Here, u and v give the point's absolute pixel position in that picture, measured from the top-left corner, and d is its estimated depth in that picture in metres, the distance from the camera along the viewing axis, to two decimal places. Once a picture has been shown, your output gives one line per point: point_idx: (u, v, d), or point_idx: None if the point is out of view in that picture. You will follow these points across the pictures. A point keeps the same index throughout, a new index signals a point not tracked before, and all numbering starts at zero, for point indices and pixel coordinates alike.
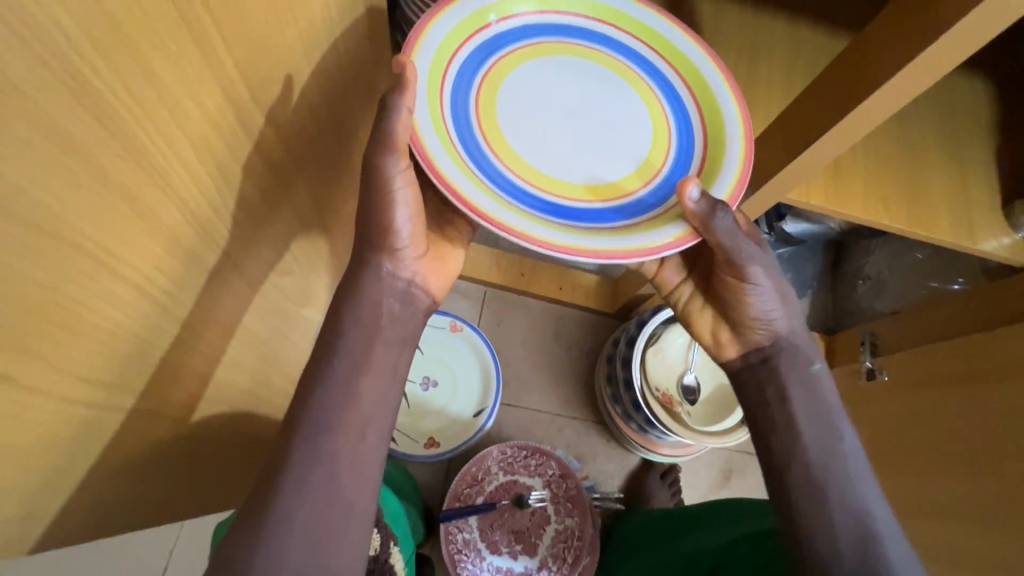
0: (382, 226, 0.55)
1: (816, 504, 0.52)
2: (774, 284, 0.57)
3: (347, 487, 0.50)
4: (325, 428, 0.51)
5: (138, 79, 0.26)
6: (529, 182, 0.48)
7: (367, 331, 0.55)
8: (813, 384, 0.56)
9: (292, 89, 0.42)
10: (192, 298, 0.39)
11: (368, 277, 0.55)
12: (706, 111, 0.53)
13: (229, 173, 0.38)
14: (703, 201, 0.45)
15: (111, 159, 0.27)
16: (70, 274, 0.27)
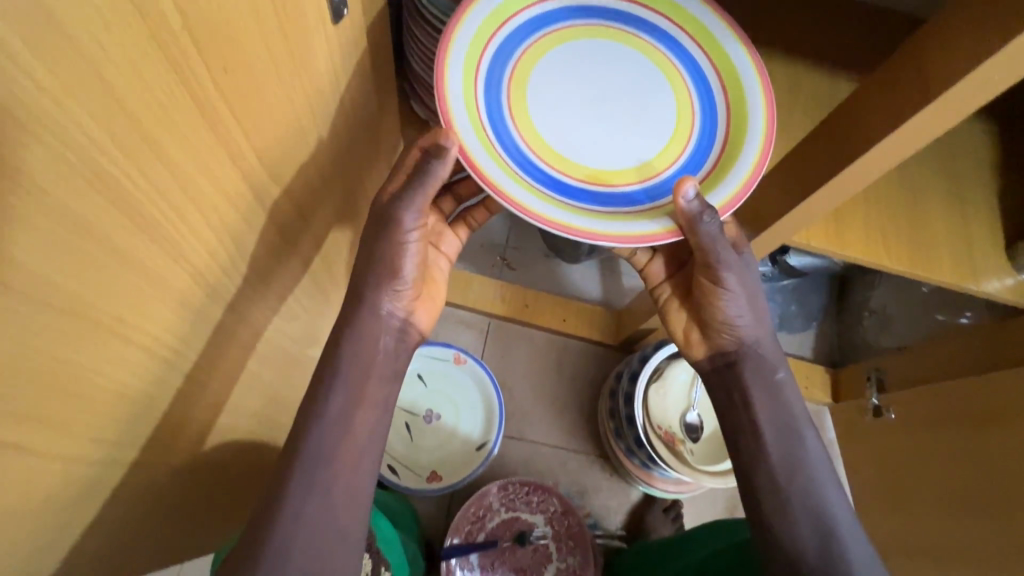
0: (387, 266, 0.57)
1: (780, 506, 0.52)
2: (747, 292, 0.57)
3: (343, 519, 0.51)
4: (323, 462, 0.52)
5: (152, 163, 0.28)
6: (537, 155, 0.50)
7: (362, 367, 0.56)
8: (777, 395, 0.56)
9: (303, 149, 0.44)
10: (197, 352, 0.40)
11: (368, 315, 0.57)
12: (738, 113, 0.52)
13: (239, 234, 0.39)
14: (691, 203, 0.47)
15: (126, 239, 0.28)
16: (82, 347, 0.28)
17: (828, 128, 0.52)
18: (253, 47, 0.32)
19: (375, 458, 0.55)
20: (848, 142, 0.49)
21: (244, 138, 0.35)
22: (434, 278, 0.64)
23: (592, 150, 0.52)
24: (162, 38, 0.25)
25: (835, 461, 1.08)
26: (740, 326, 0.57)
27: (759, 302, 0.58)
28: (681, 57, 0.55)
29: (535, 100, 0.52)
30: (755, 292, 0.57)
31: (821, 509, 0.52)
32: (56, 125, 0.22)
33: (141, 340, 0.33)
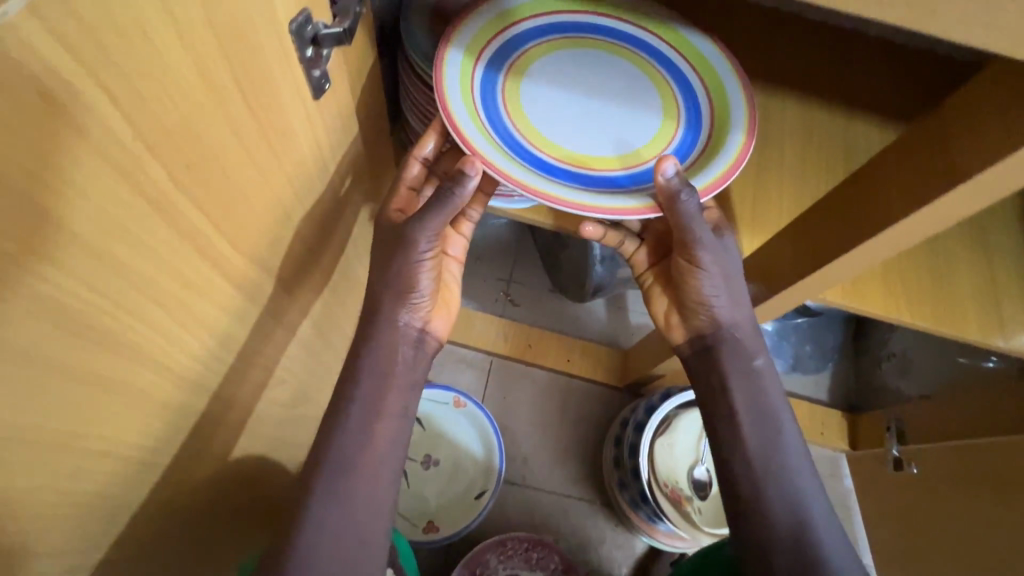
0: (403, 282, 0.55)
1: (755, 494, 0.55)
2: (731, 282, 0.56)
3: (363, 524, 0.53)
4: (346, 470, 0.54)
5: (102, 274, 0.25)
6: (523, 137, 0.51)
7: (382, 377, 0.57)
8: (751, 379, 0.58)
9: (291, 224, 0.42)
10: (168, 440, 0.38)
11: (386, 329, 0.57)
12: (724, 119, 0.53)
13: (216, 322, 0.37)
14: (671, 183, 0.46)
15: (78, 358, 0.26)
16: (19, 469, 0.26)
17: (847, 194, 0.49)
18: (226, 142, 0.30)
19: (397, 466, 0.57)
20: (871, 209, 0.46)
21: (218, 232, 0.33)
22: (448, 286, 0.63)
23: (579, 137, 0.52)
24: (111, 156, 0.23)
25: (853, 510, 1.02)
26: (715, 309, 0.58)
27: (739, 286, 0.57)
28: (673, 71, 0.56)
29: (531, 90, 0.53)
30: (735, 276, 0.56)
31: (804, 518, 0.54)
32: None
33: (99, 450, 0.31)
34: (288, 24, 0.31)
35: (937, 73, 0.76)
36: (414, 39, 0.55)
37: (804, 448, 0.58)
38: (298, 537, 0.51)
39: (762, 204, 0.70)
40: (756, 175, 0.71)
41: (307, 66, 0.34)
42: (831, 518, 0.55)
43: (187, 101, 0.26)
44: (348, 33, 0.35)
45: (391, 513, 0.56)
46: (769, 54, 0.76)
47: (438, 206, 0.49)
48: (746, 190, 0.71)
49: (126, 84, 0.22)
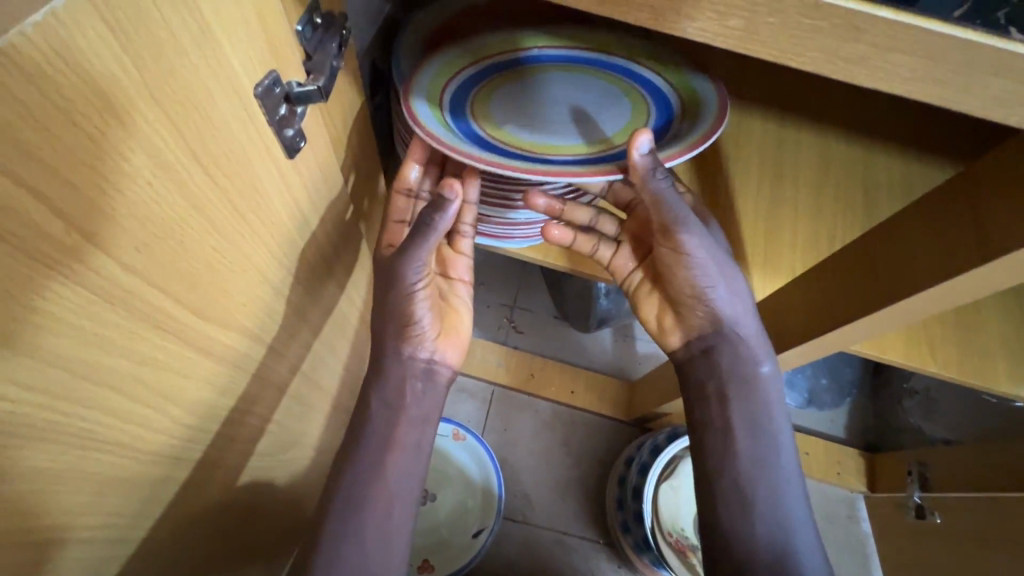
0: (400, 316, 0.53)
1: (742, 513, 0.53)
2: (729, 283, 0.53)
3: (374, 566, 0.50)
4: (354, 508, 0.51)
5: (43, 372, 0.24)
6: (486, 133, 0.51)
7: (392, 411, 0.54)
8: (749, 382, 0.55)
9: (274, 284, 0.41)
10: (134, 513, 0.36)
11: (392, 365, 0.54)
12: (683, 136, 0.50)
13: (186, 391, 0.35)
14: (645, 159, 0.44)
15: (17, 458, 0.24)
16: None
17: (878, 250, 0.50)
18: (188, 219, 0.28)
19: (409, 505, 0.54)
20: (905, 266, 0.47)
21: (183, 308, 0.31)
22: (453, 306, 0.59)
23: (537, 132, 0.52)
24: (44, 255, 0.21)
25: (872, 558, 0.96)
26: (707, 304, 0.54)
27: (732, 277, 0.53)
28: (660, 106, 0.54)
29: (511, 95, 0.54)
30: (722, 264, 0.52)
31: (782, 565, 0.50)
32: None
33: (47, 538, 0.29)
34: (255, 88, 0.29)
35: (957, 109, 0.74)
36: (397, 55, 0.55)
37: (792, 480, 0.53)
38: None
39: (774, 245, 0.67)
40: (769, 215, 0.68)
41: (280, 127, 0.32)
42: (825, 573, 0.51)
43: (136, 188, 0.24)
44: (324, 90, 0.33)
45: (405, 553, 0.52)
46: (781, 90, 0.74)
47: (421, 238, 0.47)
48: (756, 230, 0.68)
49: (57, 180, 0.20)
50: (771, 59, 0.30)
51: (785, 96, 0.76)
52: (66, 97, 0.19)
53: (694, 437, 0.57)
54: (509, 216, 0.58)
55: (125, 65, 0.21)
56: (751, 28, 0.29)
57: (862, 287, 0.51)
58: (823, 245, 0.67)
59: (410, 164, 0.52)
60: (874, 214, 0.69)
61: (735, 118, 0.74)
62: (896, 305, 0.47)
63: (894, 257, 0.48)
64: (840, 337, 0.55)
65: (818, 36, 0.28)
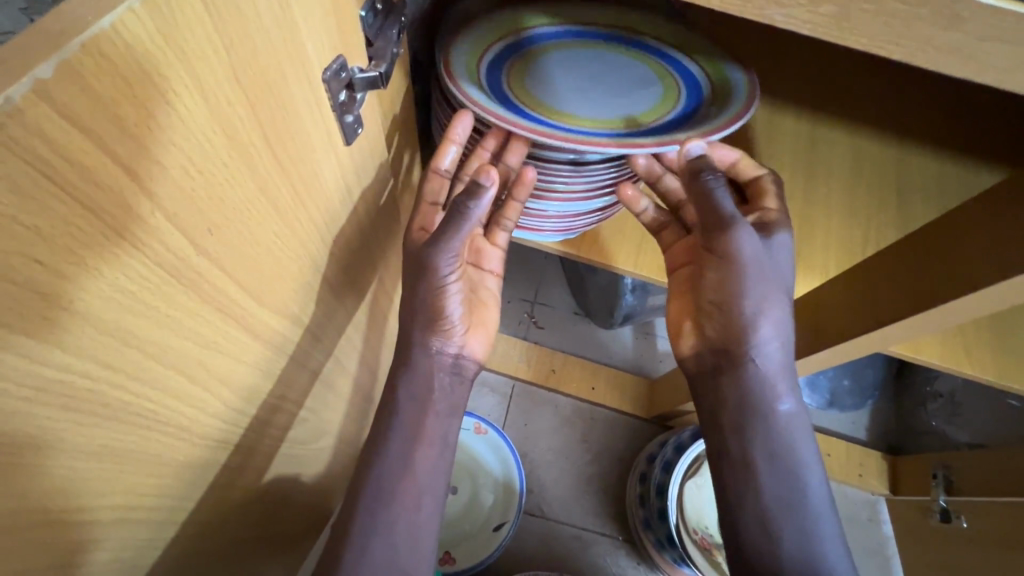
0: (430, 308, 0.52)
1: (767, 533, 0.52)
2: (766, 299, 0.52)
3: (409, 556, 0.50)
4: (389, 498, 0.51)
5: (116, 349, 0.23)
6: (514, 92, 0.52)
7: (420, 403, 0.54)
8: (761, 407, 0.54)
9: (318, 271, 0.41)
10: (183, 494, 0.36)
11: (422, 357, 0.54)
12: (698, 124, 0.50)
13: (237, 375, 0.36)
14: (696, 159, 0.46)
15: (89, 436, 0.25)
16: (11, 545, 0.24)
17: (917, 255, 0.50)
18: (254, 201, 0.28)
19: (439, 496, 0.54)
20: (946, 272, 0.47)
21: (243, 293, 0.31)
22: (483, 300, 0.59)
23: (560, 101, 0.52)
24: (130, 232, 0.21)
25: (892, 561, 0.96)
26: (730, 318, 0.54)
27: (771, 296, 0.52)
28: (692, 98, 0.53)
29: (550, 62, 0.55)
30: (766, 278, 0.51)
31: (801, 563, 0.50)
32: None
33: (108, 516, 0.29)
34: (323, 72, 0.29)
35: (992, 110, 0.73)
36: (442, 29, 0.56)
37: (810, 482, 0.53)
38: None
39: (807, 245, 0.66)
40: (802, 213, 0.68)
41: (340, 111, 0.32)
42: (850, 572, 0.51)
43: (211, 166, 0.24)
44: (384, 77, 0.33)
45: (434, 543, 0.53)
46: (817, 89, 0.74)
47: (455, 227, 0.46)
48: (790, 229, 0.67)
49: (147, 157, 0.21)
50: (858, 47, 0.32)
51: (818, 93, 0.75)
52: (162, 75, 0.20)
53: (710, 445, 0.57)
54: (541, 211, 0.58)
55: (214, 42, 0.21)
56: (842, 15, 0.30)
57: (907, 289, 0.50)
58: (856, 245, 0.67)
59: (450, 144, 0.51)
60: (910, 214, 0.68)
61: (768, 116, 0.73)
62: (951, 304, 0.46)
63: (934, 261, 0.49)
64: (882, 337, 0.54)
65: (916, 23, 0.30)
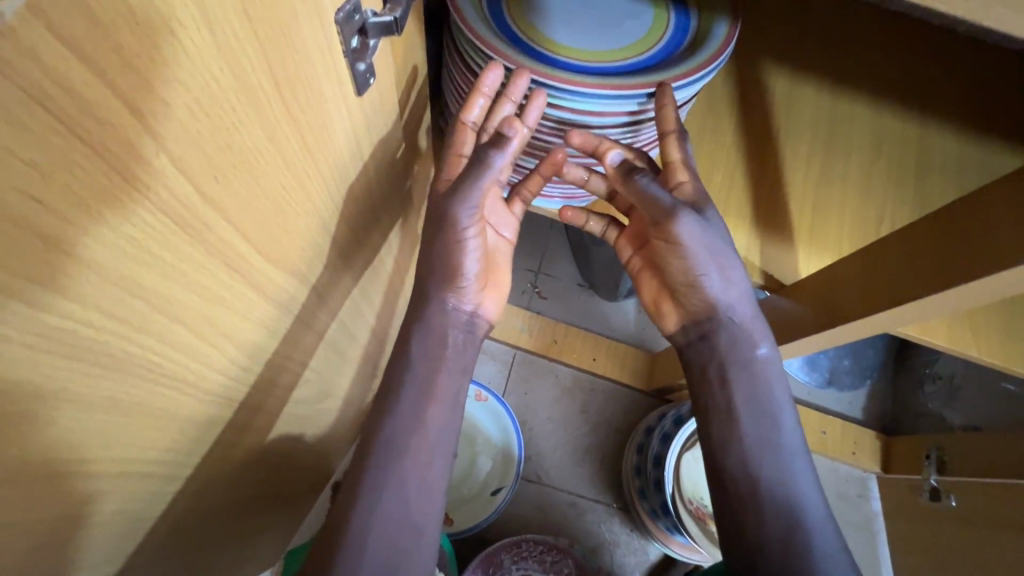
0: (445, 263, 0.52)
1: (753, 498, 0.51)
2: (719, 265, 0.52)
3: (416, 510, 0.50)
4: (395, 452, 0.51)
5: (119, 302, 0.23)
6: (508, 12, 0.51)
7: (432, 361, 0.54)
8: (748, 366, 0.54)
9: (326, 229, 0.40)
10: (188, 451, 0.36)
11: (435, 314, 0.54)
12: (675, 64, 0.49)
13: (244, 332, 0.35)
14: (620, 164, 0.50)
15: (96, 388, 0.24)
16: (20, 491, 0.24)
17: (939, 234, 0.49)
18: (265, 150, 0.27)
19: (447, 454, 0.53)
20: (964, 253, 0.46)
21: (250, 244, 0.30)
22: (498, 263, 0.58)
23: (551, 28, 0.51)
24: (135, 177, 0.20)
25: (878, 535, 0.98)
26: (706, 293, 0.54)
27: (731, 266, 0.52)
28: (681, 28, 0.52)
29: None
30: (721, 254, 0.51)
31: (798, 524, 0.50)
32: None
33: (115, 467, 0.29)
34: (336, 13, 0.27)
35: (1018, 89, 0.71)
36: None
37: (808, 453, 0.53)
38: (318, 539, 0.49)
39: (822, 221, 0.65)
40: (818, 189, 0.66)
41: (352, 60, 0.31)
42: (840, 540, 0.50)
43: (218, 109, 0.23)
44: (400, 23, 0.31)
45: (443, 499, 0.52)
46: (840, 62, 0.72)
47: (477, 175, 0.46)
48: (804, 207, 0.66)
49: (153, 96, 0.19)
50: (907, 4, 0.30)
51: (844, 63, 0.72)
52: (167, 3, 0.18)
53: (702, 419, 0.56)
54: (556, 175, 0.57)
55: None
56: None
57: (923, 268, 0.50)
58: (872, 224, 0.65)
59: (478, 96, 0.48)
60: (926, 195, 0.67)
61: (790, 86, 0.71)
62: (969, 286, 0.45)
63: (956, 241, 0.47)
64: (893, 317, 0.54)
65: None
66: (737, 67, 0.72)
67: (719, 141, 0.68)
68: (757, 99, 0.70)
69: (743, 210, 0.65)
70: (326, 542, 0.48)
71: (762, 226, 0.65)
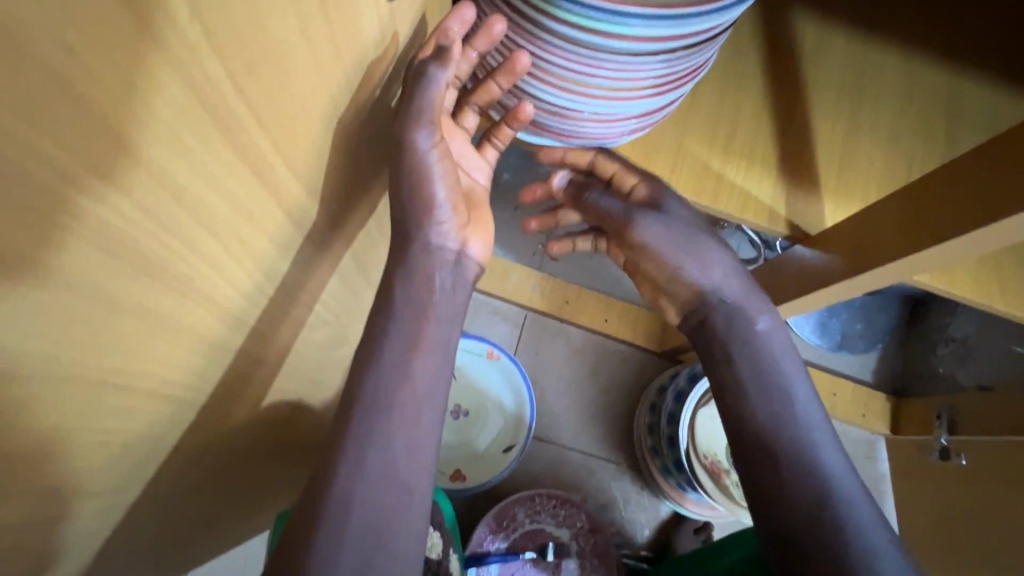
0: (417, 198, 0.49)
1: (772, 461, 0.51)
2: (687, 256, 0.60)
3: (404, 470, 0.46)
4: (380, 407, 0.47)
5: (156, 193, 0.22)
6: None
7: (417, 308, 0.50)
8: (751, 340, 0.56)
9: (341, 151, 0.38)
10: (210, 376, 0.36)
11: (418, 254, 0.50)
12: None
13: (264, 253, 0.34)
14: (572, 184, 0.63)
15: (132, 290, 0.23)
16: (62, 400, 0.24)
17: (977, 175, 0.48)
18: (291, 42, 0.26)
19: (437, 411, 0.49)
20: (996, 191, 0.45)
21: (276, 145, 0.29)
22: (478, 202, 0.56)
23: None
24: (167, 44, 0.19)
25: (886, 496, 1.00)
26: (691, 281, 0.60)
27: (704, 252, 0.60)
28: None
29: None
30: (688, 244, 0.60)
31: (827, 495, 0.48)
32: (12, 187, 0.16)
33: (144, 382, 0.29)
34: None
35: None
36: None
37: (828, 422, 0.53)
38: (297, 515, 0.44)
39: (847, 172, 0.64)
40: (846, 138, 0.64)
41: None
42: (869, 504, 0.49)
43: None
44: None
45: (435, 456, 0.48)
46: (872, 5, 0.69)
47: (418, 89, 0.44)
48: (830, 156, 0.64)
49: None
50: None
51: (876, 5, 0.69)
52: None
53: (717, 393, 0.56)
54: (573, 115, 0.49)
55: None
56: None
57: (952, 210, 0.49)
58: (899, 175, 0.64)
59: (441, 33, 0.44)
60: (956, 148, 0.65)
61: (819, 30, 0.68)
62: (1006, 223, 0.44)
63: (994, 180, 0.46)
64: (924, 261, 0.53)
65: None
66: (764, 7, 0.68)
67: (745, 87, 0.65)
68: (786, 42, 0.67)
69: (768, 159, 0.63)
70: (307, 516, 0.43)
71: (787, 175, 0.63)
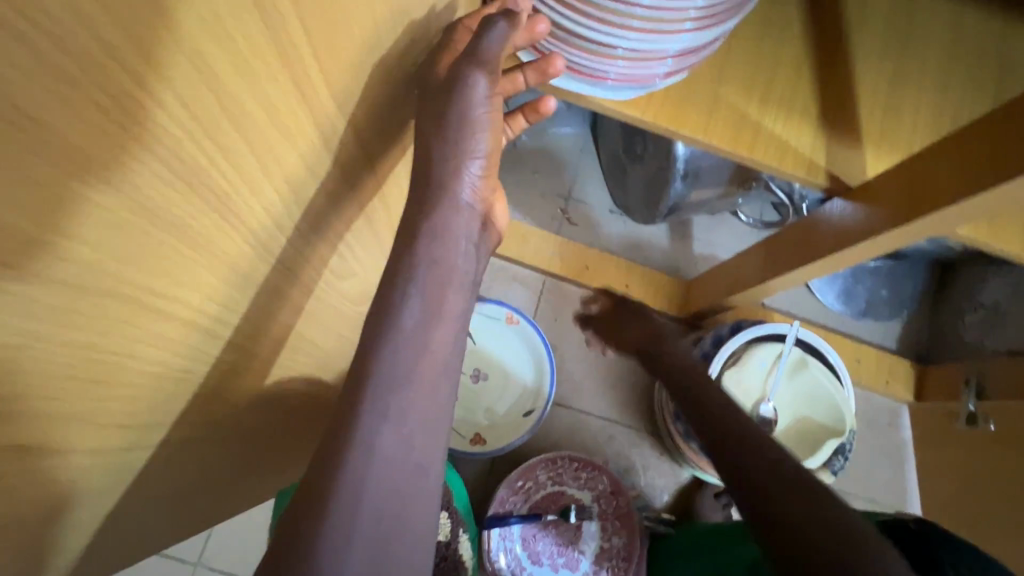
0: (455, 153, 0.44)
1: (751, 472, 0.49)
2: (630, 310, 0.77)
3: (418, 451, 0.40)
4: (395, 381, 0.40)
5: (188, 76, 0.20)
6: None
7: (438, 273, 0.44)
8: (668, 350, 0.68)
9: (373, 77, 0.36)
10: (238, 311, 0.34)
11: (445, 213, 0.45)
12: None
13: (296, 181, 0.32)
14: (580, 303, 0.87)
15: (169, 195, 0.22)
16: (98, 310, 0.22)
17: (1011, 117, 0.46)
18: None
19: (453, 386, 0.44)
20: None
21: (306, 47, 0.27)
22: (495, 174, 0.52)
23: None
24: None
25: (907, 463, 0.99)
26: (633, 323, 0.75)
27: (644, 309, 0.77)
28: None
29: None
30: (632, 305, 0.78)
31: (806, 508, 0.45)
32: (44, 28, 0.14)
33: (178, 305, 0.27)
34: None
35: None
36: None
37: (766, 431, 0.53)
38: (292, 507, 0.37)
39: (891, 124, 0.61)
40: (891, 87, 0.61)
41: None
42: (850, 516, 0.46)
43: None
44: None
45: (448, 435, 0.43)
46: None
47: (482, 37, 0.41)
48: (874, 107, 0.61)
49: None
50: None
51: None
52: None
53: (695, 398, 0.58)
54: (611, 52, 0.46)
55: None
56: None
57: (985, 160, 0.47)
58: (945, 126, 0.61)
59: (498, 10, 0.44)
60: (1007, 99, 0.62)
61: None
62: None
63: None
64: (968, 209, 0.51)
65: None
66: None
67: (784, 32, 0.62)
68: None
69: (808, 109, 0.61)
70: (309, 508, 0.36)
71: (827, 125, 0.60)
